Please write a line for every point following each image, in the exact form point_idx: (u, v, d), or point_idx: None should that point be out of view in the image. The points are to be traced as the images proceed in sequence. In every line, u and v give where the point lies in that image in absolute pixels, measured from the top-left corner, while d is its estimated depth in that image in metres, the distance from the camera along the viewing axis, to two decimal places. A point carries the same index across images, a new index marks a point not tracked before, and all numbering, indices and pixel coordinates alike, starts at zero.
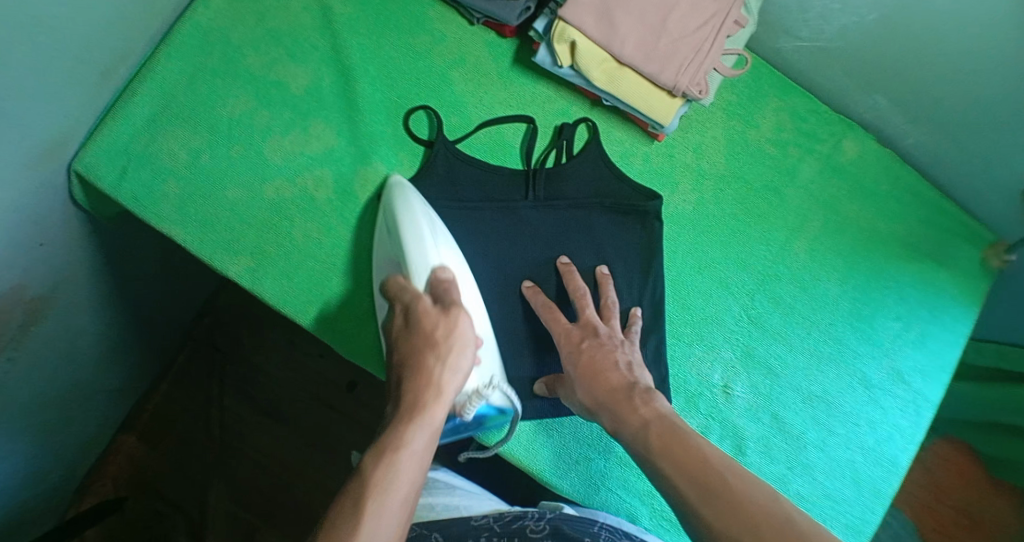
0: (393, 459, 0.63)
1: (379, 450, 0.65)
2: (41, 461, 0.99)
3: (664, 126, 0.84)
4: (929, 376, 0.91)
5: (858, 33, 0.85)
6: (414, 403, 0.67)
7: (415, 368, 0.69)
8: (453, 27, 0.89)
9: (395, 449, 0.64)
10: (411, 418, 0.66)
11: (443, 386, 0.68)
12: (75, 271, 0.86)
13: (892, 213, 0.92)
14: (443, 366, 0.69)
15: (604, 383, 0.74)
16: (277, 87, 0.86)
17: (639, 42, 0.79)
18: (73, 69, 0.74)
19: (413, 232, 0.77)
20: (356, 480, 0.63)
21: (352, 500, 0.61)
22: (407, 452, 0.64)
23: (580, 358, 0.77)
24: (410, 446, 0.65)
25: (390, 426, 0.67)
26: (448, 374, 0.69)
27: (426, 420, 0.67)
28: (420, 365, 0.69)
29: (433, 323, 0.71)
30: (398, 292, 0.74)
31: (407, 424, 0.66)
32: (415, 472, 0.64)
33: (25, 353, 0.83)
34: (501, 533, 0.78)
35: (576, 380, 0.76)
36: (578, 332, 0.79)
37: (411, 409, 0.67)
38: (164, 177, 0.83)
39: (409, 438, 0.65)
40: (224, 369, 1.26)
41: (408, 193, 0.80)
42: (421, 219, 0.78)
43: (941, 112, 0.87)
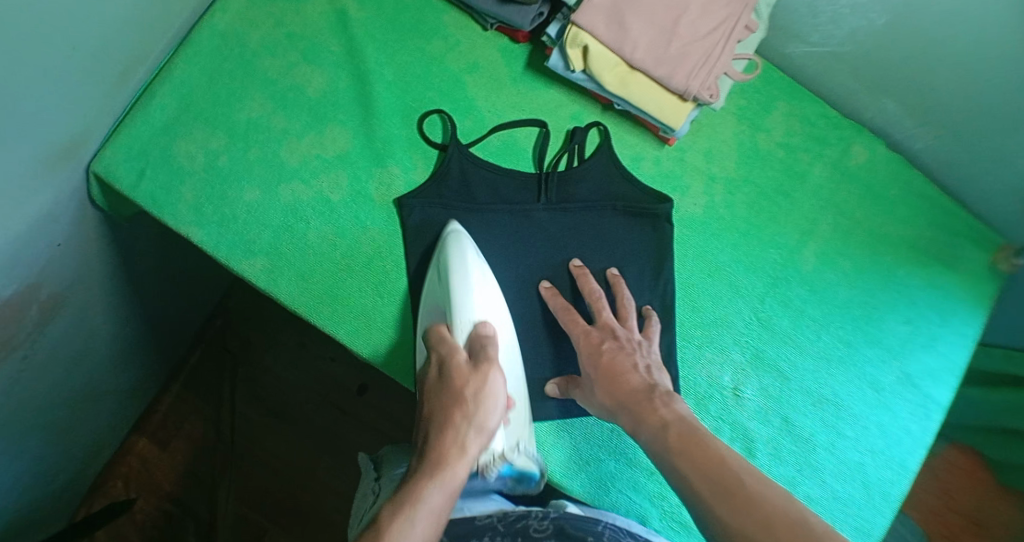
0: (411, 512, 0.65)
1: (399, 499, 0.66)
2: (52, 461, 1.00)
3: (676, 130, 0.84)
4: (938, 379, 0.91)
5: (866, 38, 0.86)
6: (439, 458, 0.69)
7: (444, 426, 0.71)
8: (467, 32, 0.90)
9: (413, 501, 0.66)
10: (434, 472, 0.68)
11: (467, 445, 0.71)
12: (91, 271, 0.87)
13: (901, 217, 0.93)
14: (470, 424, 0.71)
15: (624, 386, 0.76)
16: (293, 90, 0.87)
17: (651, 46, 0.80)
18: (93, 72, 0.75)
19: (462, 288, 0.79)
20: (373, 527, 0.64)
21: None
22: (425, 507, 0.65)
23: (600, 360, 0.78)
24: (429, 500, 0.66)
25: (413, 479, 0.68)
26: (472, 433, 0.71)
27: (448, 476, 0.68)
28: (448, 422, 0.71)
29: (465, 379, 0.74)
30: (436, 342, 0.77)
31: (430, 478, 0.68)
32: (428, 528, 0.64)
33: (40, 351, 0.84)
34: (503, 533, 0.77)
35: (596, 380, 0.78)
36: (596, 334, 0.81)
37: (433, 466, 0.69)
38: (181, 178, 0.84)
39: (428, 493, 0.67)
40: (235, 371, 1.27)
41: (461, 238, 0.82)
42: (476, 280, 0.80)
43: (949, 116, 0.88)
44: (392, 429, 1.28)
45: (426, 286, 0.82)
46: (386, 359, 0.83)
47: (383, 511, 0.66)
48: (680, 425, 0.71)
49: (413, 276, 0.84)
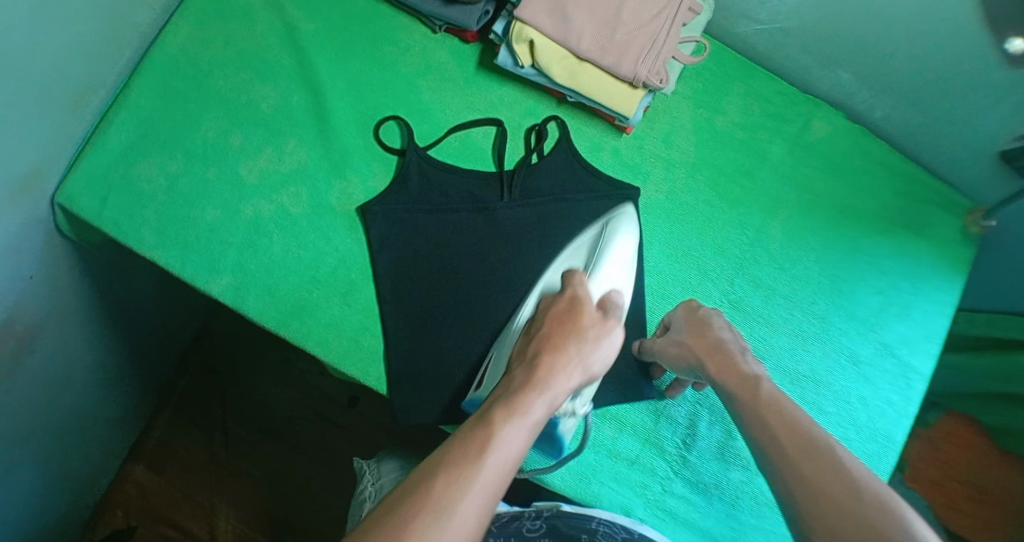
0: (519, 419, 0.65)
1: (510, 399, 0.67)
2: (50, 493, 1.01)
3: (629, 117, 0.84)
4: (916, 347, 0.91)
5: (814, 11, 0.86)
6: (550, 375, 0.70)
7: (549, 353, 0.72)
8: (416, 37, 0.90)
9: (520, 408, 0.66)
10: (543, 383, 0.69)
11: (573, 375, 0.71)
12: (66, 302, 0.88)
13: (865, 188, 0.93)
14: (578, 358, 0.72)
15: (710, 335, 0.78)
16: (247, 107, 0.87)
17: (596, 36, 0.81)
18: (50, 103, 0.76)
19: (610, 253, 0.82)
20: (485, 419, 0.65)
21: (481, 438, 0.62)
22: (532, 415, 0.66)
23: (695, 310, 0.82)
24: (535, 412, 0.66)
25: (517, 388, 0.68)
26: (579, 369, 0.72)
27: (552, 394, 0.68)
28: (563, 347, 0.72)
29: (590, 320, 0.76)
30: (574, 285, 0.79)
31: (537, 390, 0.68)
32: (530, 436, 0.65)
33: (23, 383, 0.84)
34: (497, 534, 0.80)
35: (685, 325, 0.81)
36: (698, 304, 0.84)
37: (542, 380, 0.69)
38: (143, 203, 0.84)
39: (533, 405, 0.67)
40: (224, 394, 1.27)
41: (632, 226, 0.85)
42: (623, 257, 0.83)
43: (906, 82, 0.88)
44: (383, 439, 1.28)
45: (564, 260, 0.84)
46: (357, 366, 0.82)
47: (493, 408, 0.66)
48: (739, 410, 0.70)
49: (379, 281, 0.84)
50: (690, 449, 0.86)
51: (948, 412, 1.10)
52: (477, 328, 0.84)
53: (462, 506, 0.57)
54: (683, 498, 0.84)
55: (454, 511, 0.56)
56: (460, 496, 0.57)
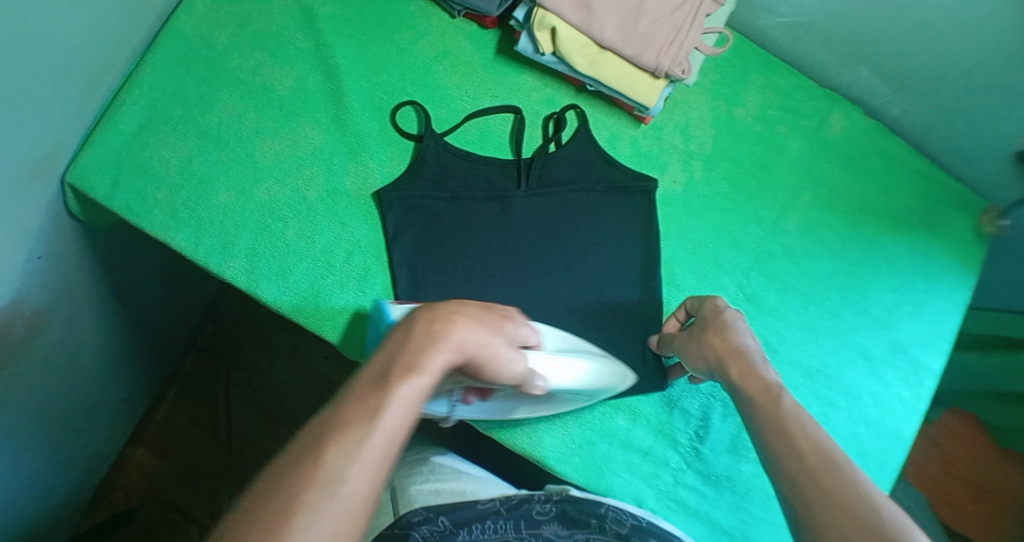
0: (414, 379, 0.54)
1: (404, 359, 0.56)
2: (53, 476, 1.00)
3: (649, 108, 0.83)
4: (928, 344, 0.91)
5: (836, 6, 0.86)
6: (446, 334, 0.58)
7: (444, 320, 0.59)
8: (435, 22, 0.89)
9: (414, 367, 0.55)
10: (439, 344, 0.57)
11: (469, 342, 0.59)
12: (74, 282, 0.87)
13: (881, 185, 0.93)
14: (487, 338, 0.61)
15: (735, 338, 0.73)
16: (263, 89, 0.86)
17: (619, 25, 0.80)
18: (62, 81, 0.75)
19: (571, 362, 0.75)
20: (377, 382, 0.54)
21: (371, 402, 0.52)
22: (431, 376, 0.55)
23: (720, 308, 0.78)
24: (430, 370, 0.55)
25: (409, 357, 0.56)
26: (481, 341, 0.60)
27: (451, 354, 0.57)
28: (467, 314, 0.61)
29: (497, 317, 0.65)
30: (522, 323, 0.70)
31: (434, 350, 0.56)
32: (426, 396, 0.54)
33: (30, 364, 0.84)
34: (507, 517, 0.78)
35: (710, 323, 0.77)
36: (720, 303, 0.79)
37: (435, 339, 0.57)
38: (156, 184, 0.83)
39: (429, 364, 0.55)
40: (229, 378, 1.27)
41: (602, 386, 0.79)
42: (574, 375, 0.75)
43: (924, 79, 0.88)
44: None
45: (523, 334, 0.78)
46: (370, 353, 0.82)
47: (386, 369, 0.55)
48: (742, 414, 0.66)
49: (395, 268, 0.83)
50: (703, 442, 0.86)
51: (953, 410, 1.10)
52: None
53: (351, 477, 0.48)
54: (694, 490, 0.84)
55: (341, 485, 0.48)
56: (347, 465, 0.49)
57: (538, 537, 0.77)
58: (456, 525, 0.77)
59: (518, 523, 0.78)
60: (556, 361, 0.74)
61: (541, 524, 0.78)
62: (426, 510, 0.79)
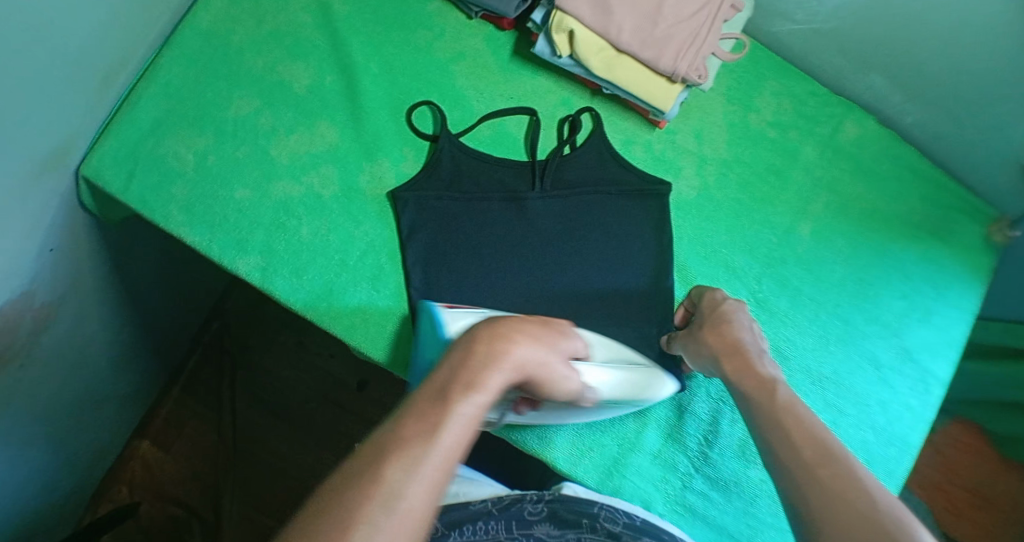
0: (475, 396, 0.55)
1: (463, 375, 0.57)
2: (59, 469, 1.00)
3: (665, 112, 0.84)
4: (937, 353, 0.91)
5: (852, 13, 0.86)
6: (506, 353, 0.60)
7: (507, 339, 0.61)
8: (451, 22, 0.90)
9: (474, 383, 0.56)
10: (498, 363, 0.59)
11: (524, 364, 0.61)
12: (85, 275, 0.87)
13: (893, 193, 0.93)
14: (541, 357, 0.63)
15: (730, 334, 0.76)
16: (279, 87, 0.86)
17: (637, 29, 0.80)
18: (79, 75, 0.75)
19: (620, 374, 0.76)
20: (436, 397, 0.55)
21: (433, 416, 0.53)
22: (489, 394, 0.56)
23: (719, 306, 0.80)
24: (490, 390, 0.57)
25: (471, 373, 0.57)
26: (536, 364, 0.63)
27: (508, 375, 0.59)
28: (529, 334, 0.63)
29: (556, 334, 0.67)
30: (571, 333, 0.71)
31: (495, 369, 0.58)
32: (484, 415, 0.56)
33: (40, 356, 0.84)
34: (499, 518, 0.79)
35: (707, 319, 0.79)
36: (720, 297, 0.82)
37: (493, 358, 0.59)
38: (171, 179, 0.83)
39: (488, 382, 0.57)
40: (235, 374, 1.27)
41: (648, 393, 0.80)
42: (623, 388, 0.77)
43: (938, 88, 0.88)
44: None
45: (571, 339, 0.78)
46: (382, 351, 0.82)
47: (445, 384, 0.56)
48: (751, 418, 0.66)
49: (408, 267, 0.83)
50: (711, 446, 0.86)
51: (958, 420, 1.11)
52: None
53: (412, 492, 0.49)
54: (702, 495, 0.84)
55: (402, 499, 0.48)
56: (409, 480, 0.49)
57: (528, 537, 0.78)
58: (448, 526, 0.79)
59: (509, 524, 0.79)
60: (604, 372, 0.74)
61: (532, 525, 0.79)
62: None
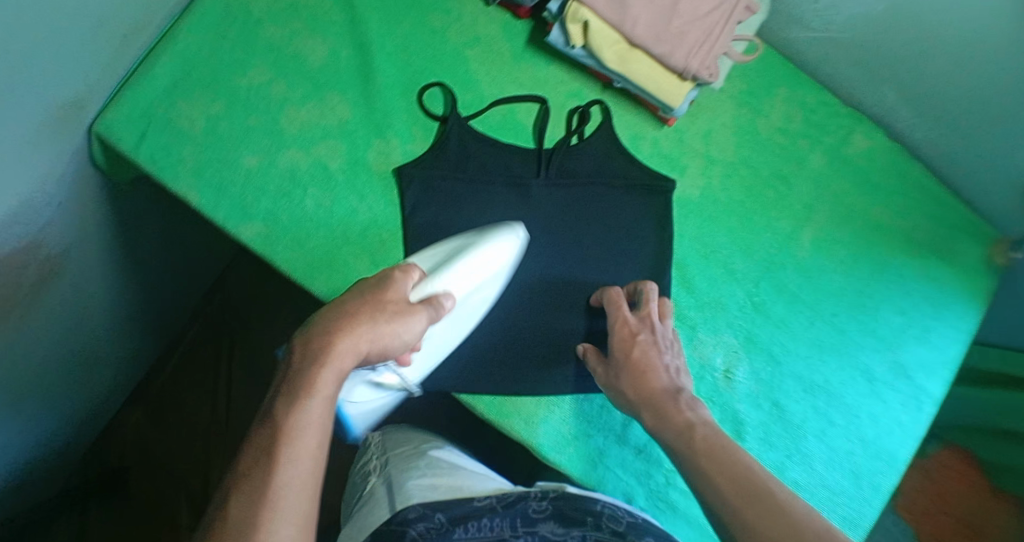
0: (304, 401, 0.56)
1: (291, 386, 0.58)
2: (50, 426, 1.01)
3: (674, 109, 0.85)
4: (930, 371, 0.91)
5: (867, 25, 0.86)
6: (331, 342, 0.59)
7: (333, 327, 0.60)
8: (469, 7, 0.90)
9: (304, 390, 0.57)
10: (322, 359, 0.58)
11: (362, 345, 0.61)
12: (90, 231, 0.88)
13: (897, 207, 0.93)
14: (366, 329, 0.61)
15: (649, 381, 0.75)
16: (295, 59, 0.88)
17: (651, 23, 0.81)
18: (99, 31, 0.76)
19: (470, 260, 0.77)
20: (268, 417, 0.57)
21: (269, 438, 0.55)
22: (320, 392, 0.57)
23: (631, 350, 0.77)
24: (318, 388, 0.57)
25: (300, 379, 0.57)
26: (370, 337, 0.61)
27: (338, 364, 0.59)
28: (353, 312, 0.62)
29: (379, 294, 0.65)
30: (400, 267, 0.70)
31: (319, 367, 0.58)
32: (323, 413, 0.57)
33: (41, 308, 0.85)
34: (503, 515, 0.75)
35: (623, 369, 0.77)
36: (635, 323, 0.79)
37: (314, 353, 0.58)
38: (181, 141, 0.84)
39: (316, 382, 0.57)
40: (234, 346, 1.28)
41: (508, 241, 0.81)
42: (478, 267, 0.77)
43: (950, 105, 0.88)
44: None
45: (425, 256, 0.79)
46: None
47: (276, 401, 0.57)
48: (704, 427, 0.69)
49: (410, 245, 0.84)
50: None
51: (949, 442, 1.10)
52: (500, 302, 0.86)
53: (272, 517, 0.52)
54: (684, 493, 0.84)
55: (261, 524, 0.51)
56: (261, 510, 0.52)
57: (533, 535, 0.74)
58: (452, 522, 0.74)
59: (514, 522, 0.75)
60: (466, 270, 0.76)
61: (538, 522, 0.75)
62: (423, 507, 0.75)
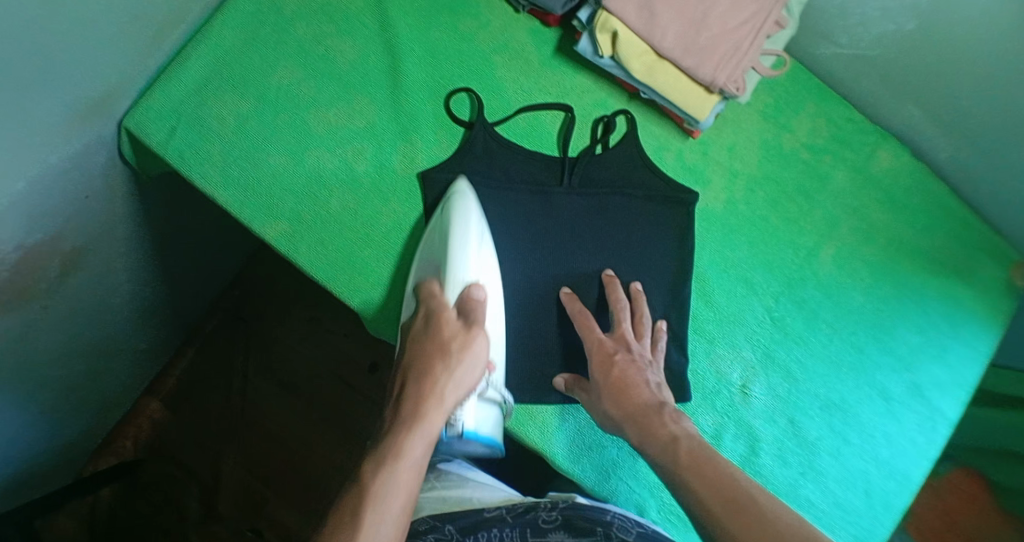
0: (392, 464, 0.71)
1: (388, 448, 0.73)
2: (67, 415, 1.02)
3: (699, 122, 0.85)
4: (947, 392, 0.90)
5: (897, 43, 0.86)
6: (421, 409, 0.76)
7: (425, 375, 0.77)
8: (499, 13, 0.91)
9: (397, 456, 0.72)
10: (415, 421, 0.75)
11: (445, 397, 0.77)
12: (115, 225, 0.89)
13: (920, 227, 0.93)
14: (449, 377, 0.77)
15: (633, 398, 0.77)
16: (325, 60, 0.88)
17: (681, 36, 0.81)
18: (132, 27, 0.77)
19: (462, 239, 0.81)
20: (360, 488, 0.70)
21: (367, 495, 0.69)
22: (410, 456, 0.72)
23: (611, 370, 0.79)
24: (409, 454, 0.72)
25: (402, 427, 0.74)
26: (449, 389, 0.77)
27: (426, 426, 0.75)
28: (430, 370, 0.77)
29: (445, 362, 0.77)
30: (427, 296, 0.80)
31: (412, 432, 0.74)
32: (423, 450, 0.74)
33: (64, 299, 0.86)
34: (512, 525, 0.76)
35: (605, 389, 0.78)
36: (611, 343, 0.81)
37: (412, 415, 0.75)
38: (209, 139, 0.85)
39: (410, 443, 0.73)
40: (250, 341, 1.28)
41: (469, 203, 0.83)
42: (473, 241, 0.82)
43: (977, 126, 0.88)
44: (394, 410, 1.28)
45: (425, 253, 0.83)
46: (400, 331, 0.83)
47: (376, 457, 0.73)
48: (688, 441, 0.73)
49: None
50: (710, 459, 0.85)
51: (963, 464, 1.10)
52: (520, 308, 0.86)
53: None
54: None
55: None
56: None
57: None
58: (462, 532, 0.76)
59: (523, 532, 0.76)
60: (461, 242, 0.80)
61: (546, 533, 0.75)
62: (433, 518, 0.79)
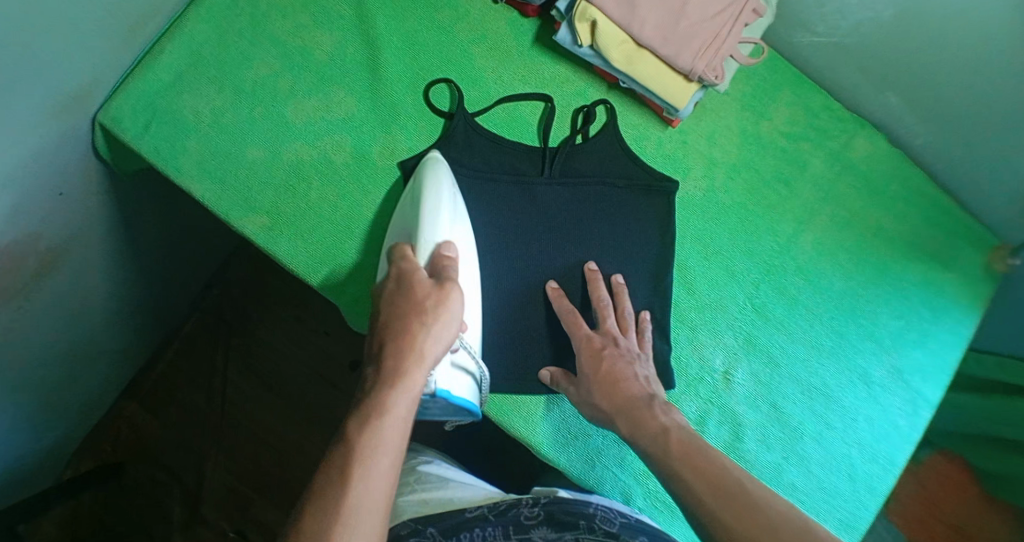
0: (375, 426, 0.63)
1: (364, 412, 0.64)
2: (46, 417, 1.00)
3: (680, 110, 0.85)
4: (928, 376, 0.91)
5: (873, 31, 0.87)
6: (399, 363, 0.66)
7: (403, 334, 0.68)
8: (477, 4, 0.91)
9: (376, 416, 0.64)
10: (393, 378, 0.66)
11: (427, 351, 0.68)
12: (91, 222, 0.87)
13: (898, 213, 0.94)
14: (428, 330, 0.69)
15: (624, 393, 0.77)
16: (302, 52, 0.87)
17: (660, 24, 0.81)
18: (106, 20, 0.76)
19: (436, 202, 0.78)
20: (339, 462, 0.62)
21: (350, 469, 0.61)
22: (393, 415, 0.64)
23: (601, 364, 0.79)
24: (393, 410, 0.64)
25: (383, 383, 0.66)
26: (429, 346, 0.68)
27: (407, 384, 0.66)
28: (407, 327, 0.68)
29: (420, 312, 0.69)
30: (399, 258, 0.74)
31: (391, 387, 0.65)
32: (407, 408, 0.66)
33: (41, 298, 0.84)
34: (495, 524, 0.75)
35: (594, 384, 0.79)
36: (599, 339, 0.82)
37: (390, 374, 0.66)
38: (186, 133, 0.84)
39: (391, 399, 0.65)
40: (231, 341, 1.27)
41: (440, 171, 0.81)
42: (447, 203, 0.79)
43: (953, 111, 0.89)
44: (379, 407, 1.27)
45: (400, 218, 0.81)
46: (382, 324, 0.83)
47: (351, 424, 0.64)
48: (679, 432, 0.73)
49: None
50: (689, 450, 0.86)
51: (943, 448, 1.11)
52: (502, 298, 0.85)
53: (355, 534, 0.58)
54: None
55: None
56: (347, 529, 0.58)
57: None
58: (445, 533, 0.75)
59: (506, 531, 0.75)
60: (439, 206, 0.78)
61: (529, 530, 0.75)
62: (414, 522, 0.76)
